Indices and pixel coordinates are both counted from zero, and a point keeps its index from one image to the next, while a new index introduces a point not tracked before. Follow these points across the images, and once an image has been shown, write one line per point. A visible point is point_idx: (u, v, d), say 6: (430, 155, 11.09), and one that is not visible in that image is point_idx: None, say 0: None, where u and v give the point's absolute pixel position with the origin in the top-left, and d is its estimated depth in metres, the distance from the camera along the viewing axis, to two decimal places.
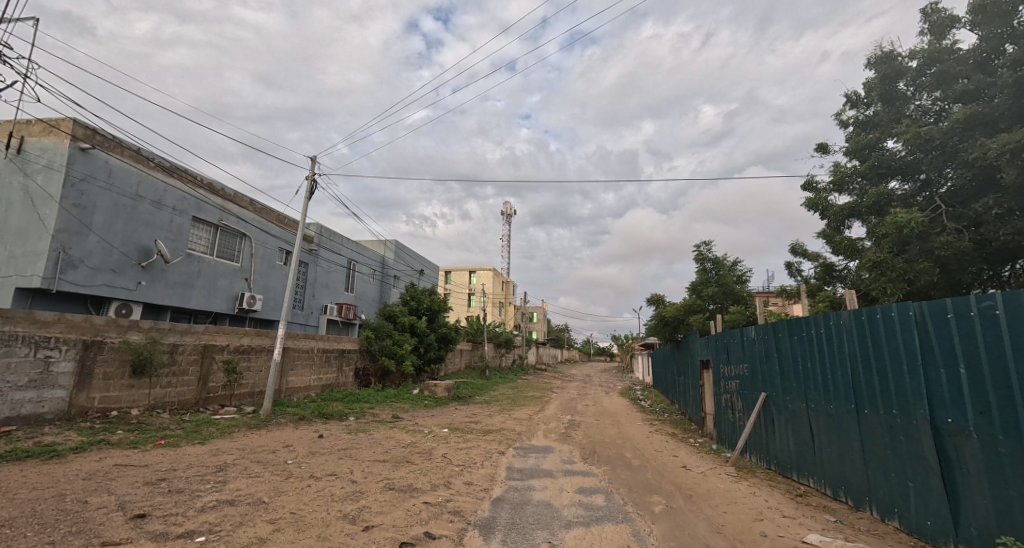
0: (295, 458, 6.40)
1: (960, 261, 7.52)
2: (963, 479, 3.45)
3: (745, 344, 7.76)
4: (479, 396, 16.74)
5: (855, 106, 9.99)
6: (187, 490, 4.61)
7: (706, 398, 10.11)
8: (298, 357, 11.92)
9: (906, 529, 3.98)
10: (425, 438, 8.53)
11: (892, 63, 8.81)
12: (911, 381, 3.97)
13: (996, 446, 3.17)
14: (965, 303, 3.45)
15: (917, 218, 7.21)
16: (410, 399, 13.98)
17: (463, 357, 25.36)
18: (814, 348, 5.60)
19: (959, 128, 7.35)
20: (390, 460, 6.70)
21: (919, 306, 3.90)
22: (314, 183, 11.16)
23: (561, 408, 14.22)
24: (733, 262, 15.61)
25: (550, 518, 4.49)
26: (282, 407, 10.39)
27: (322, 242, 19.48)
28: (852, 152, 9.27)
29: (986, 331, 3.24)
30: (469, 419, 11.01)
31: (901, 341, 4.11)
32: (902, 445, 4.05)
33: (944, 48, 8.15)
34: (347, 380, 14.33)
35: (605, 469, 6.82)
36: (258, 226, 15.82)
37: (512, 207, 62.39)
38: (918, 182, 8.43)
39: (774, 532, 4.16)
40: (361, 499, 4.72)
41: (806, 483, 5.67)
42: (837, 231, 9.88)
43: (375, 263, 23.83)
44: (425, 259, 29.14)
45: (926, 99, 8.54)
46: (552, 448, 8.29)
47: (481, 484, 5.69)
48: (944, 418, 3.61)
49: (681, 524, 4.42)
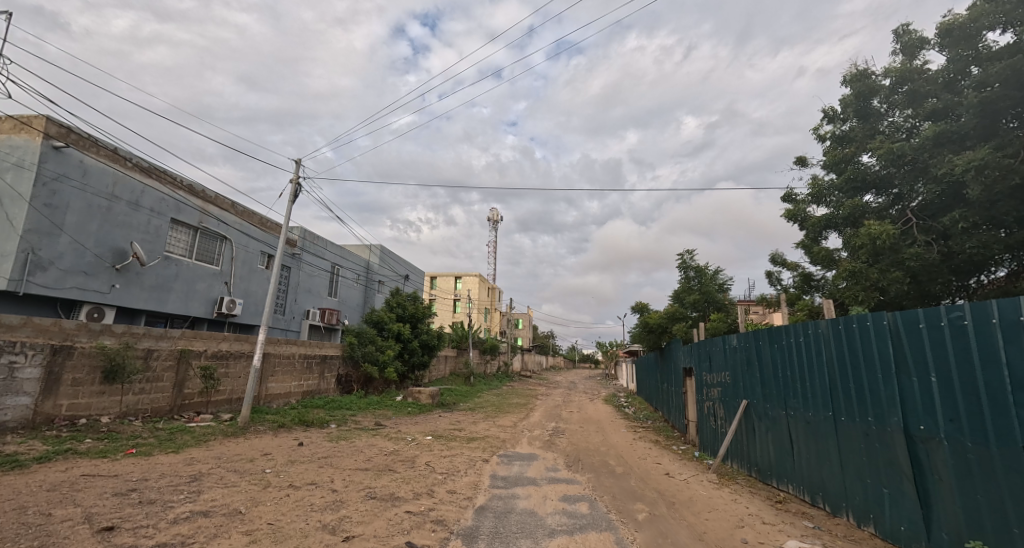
0: (273, 467, 6.25)
1: (930, 272, 7.75)
2: (934, 485, 3.55)
3: (726, 351, 7.91)
4: (463, 402, 16.64)
5: (831, 121, 10.34)
6: (159, 501, 4.45)
7: (689, 405, 10.25)
8: (279, 363, 11.68)
9: (880, 534, 4.07)
10: (407, 446, 8.41)
11: (866, 81, 9.17)
12: (886, 389, 4.08)
13: (965, 452, 3.28)
14: (935, 313, 3.57)
15: (889, 230, 7.48)
16: (393, 406, 13.83)
17: (447, 363, 25.13)
18: (794, 357, 5.72)
19: (929, 145, 7.61)
20: (371, 468, 6.60)
21: (893, 316, 4.03)
22: (299, 186, 11.00)
23: (546, 415, 14.20)
24: (714, 271, 15.55)
25: (534, 526, 4.47)
26: (261, 414, 10.12)
27: (305, 246, 19.19)
28: (830, 165, 9.63)
29: (954, 340, 3.37)
30: (453, 427, 10.91)
31: (877, 350, 4.23)
32: (877, 451, 4.16)
33: (914, 68, 8.53)
34: (328, 386, 14.01)
35: (589, 477, 6.83)
36: (239, 228, 15.46)
37: (499, 214, 62.74)
38: (891, 196, 8.73)
39: (754, 539, 4.21)
40: (341, 509, 4.62)
41: (785, 489, 5.77)
42: (815, 242, 10.18)
43: (359, 268, 23.56)
44: (410, 265, 28.96)
45: (898, 116, 8.89)
46: (536, 455, 8.27)
47: (464, 492, 5.65)
48: (916, 425, 3.72)
49: (663, 532, 4.45)
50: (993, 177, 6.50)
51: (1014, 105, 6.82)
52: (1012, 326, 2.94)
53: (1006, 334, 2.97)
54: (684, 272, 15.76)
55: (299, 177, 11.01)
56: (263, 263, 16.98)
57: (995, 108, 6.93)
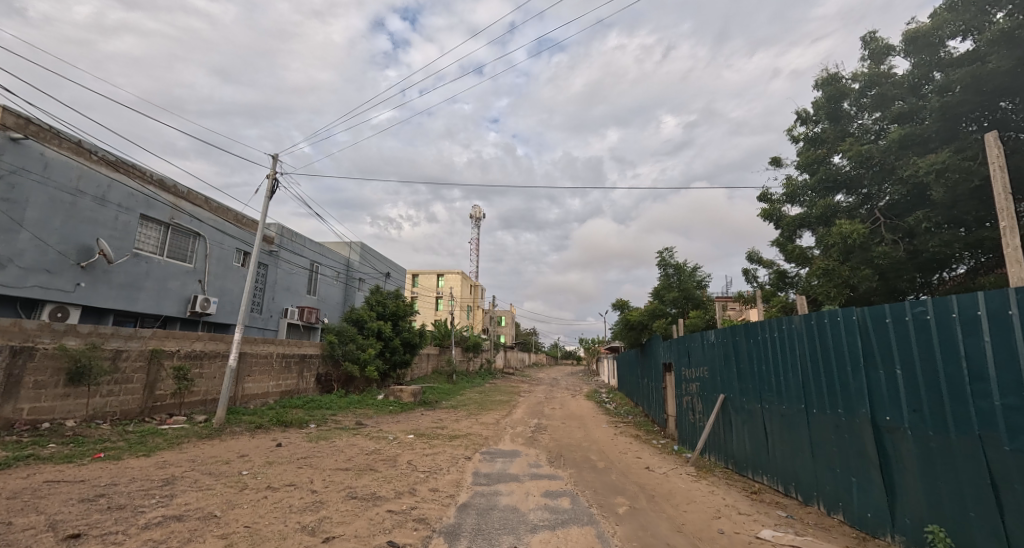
0: (250, 469, 6.11)
1: (896, 269, 8.05)
2: (899, 473, 3.70)
3: (705, 347, 8.05)
4: (445, 400, 16.56)
5: (804, 123, 10.63)
6: (129, 506, 4.31)
7: (668, 400, 10.43)
8: (256, 363, 11.39)
9: (849, 522, 4.23)
10: (389, 445, 8.33)
11: (837, 84, 9.46)
12: (855, 381, 4.24)
13: (928, 441, 3.43)
14: (900, 309, 3.72)
15: (859, 229, 7.76)
16: (374, 405, 13.66)
17: (429, 361, 24.98)
18: (770, 351, 5.87)
19: (895, 147, 7.89)
20: (352, 468, 6.52)
21: (861, 312, 4.19)
22: (276, 182, 10.74)
23: (528, 412, 14.29)
24: (693, 268, 15.79)
25: (517, 522, 4.50)
26: (237, 415, 9.87)
27: (283, 243, 18.76)
28: (803, 166, 9.91)
29: (918, 334, 3.52)
30: (435, 425, 10.86)
31: (846, 345, 4.38)
32: (847, 441, 4.32)
33: (881, 73, 8.85)
34: (308, 386, 13.75)
35: (571, 472, 6.91)
36: (213, 225, 15.02)
37: (481, 211, 62.66)
38: (861, 196, 9.05)
39: (731, 529, 4.33)
40: (321, 509, 4.56)
41: (760, 480, 5.94)
42: (790, 240, 10.46)
43: (338, 266, 23.16)
44: (391, 262, 28.66)
45: (866, 119, 9.22)
46: (518, 452, 8.31)
47: (447, 490, 5.63)
48: (883, 416, 3.87)
49: (644, 525, 4.52)
50: (953, 180, 6.72)
51: (973, 110, 6.93)
52: (970, 320, 3.10)
53: (965, 327, 3.14)
54: (664, 269, 15.96)
55: (277, 173, 10.75)
56: (239, 261, 16.53)
57: (956, 113, 7.05)
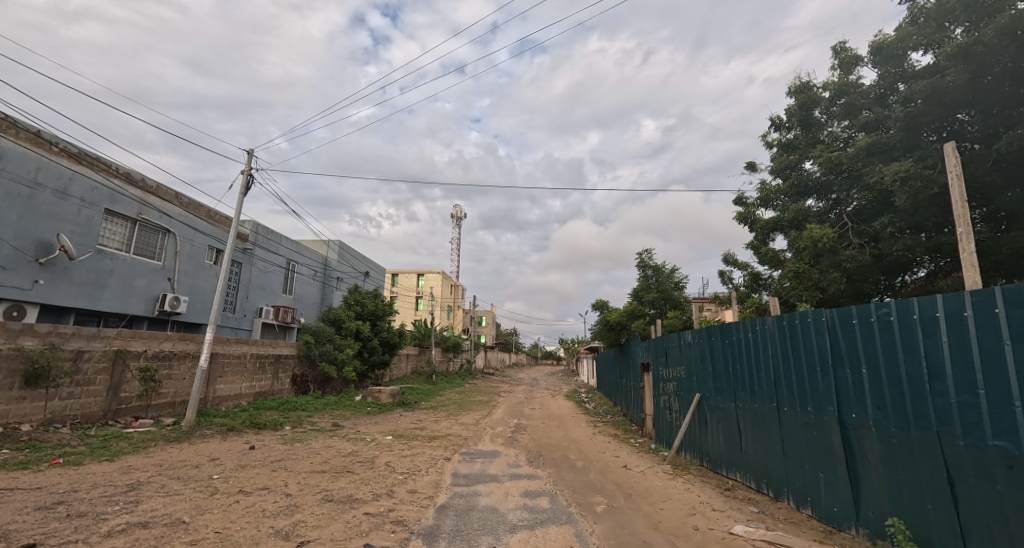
0: (221, 473, 5.92)
1: (863, 273, 8.37)
2: (863, 468, 3.85)
3: (682, 347, 8.20)
4: (424, 401, 16.43)
5: (778, 129, 10.96)
6: (90, 513, 4.13)
7: (646, 400, 10.61)
8: (229, 363, 11.07)
9: (817, 516, 4.38)
10: (366, 446, 8.21)
11: (809, 93, 9.78)
12: (823, 380, 4.39)
13: (890, 438, 3.58)
14: (866, 311, 3.88)
15: (828, 233, 8.05)
16: (352, 406, 13.45)
17: (409, 362, 24.74)
18: (744, 351, 6.02)
19: (862, 155, 8.19)
20: (329, 470, 6.40)
21: (830, 313, 4.34)
22: (251, 178, 10.46)
23: (508, 412, 14.30)
24: (671, 270, 16.08)
25: (496, 522, 4.50)
26: (208, 417, 9.57)
27: (258, 240, 18.29)
28: (776, 171, 10.22)
29: (882, 335, 3.68)
30: (414, 426, 10.76)
31: (816, 345, 4.54)
32: (815, 438, 4.47)
33: (849, 83, 9.20)
34: (283, 387, 13.43)
35: (550, 472, 6.95)
36: (183, 221, 14.53)
37: (462, 211, 62.45)
38: (830, 201, 9.40)
39: (705, 526, 4.43)
40: (296, 513, 4.45)
41: (733, 477, 6.09)
42: (764, 243, 10.75)
43: (316, 264, 22.71)
44: (371, 261, 28.28)
45: (836, 127, 9.57)
46: (498, 452, 8.31)
47: (426, 491, 5.59)
48: (850, 413, 4.02)
49: (622, 523, 4.58)
50: (915, 187, 6.99)
51: (933, 120, 7.23)
52: (930, 321, 3.26)
53: (924, 328, 3.29)
54: (643, 271, 16.20)
55: (251, 168, 10.46)
56: (211, 259, 16.04)
57: (917, 123, 7.34)
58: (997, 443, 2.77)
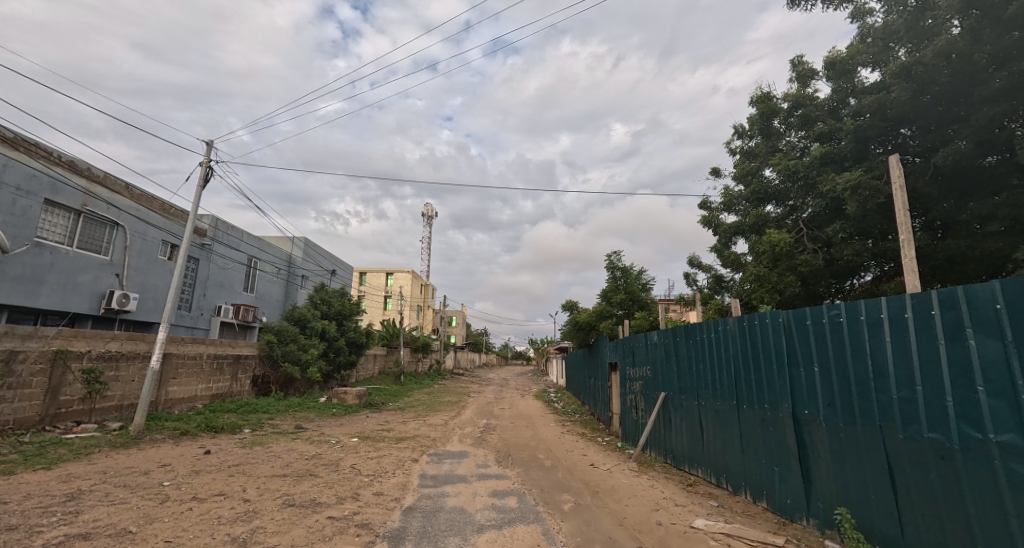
0: (173, 479, 5.63)
1: (816, 276, 8.80)
2: (814, 462, 4.06)
3: (648, 347, 8.40)
4: (392, 402, 16.15)
5: (740, 137, 11.40)
6: (23, 526, 3.83)
7: (613, 399, 10.82)
8: (183, 364, 10.53)
9: (772, 508, 4.58)
10: (331, 449, 8.00)
11: (768, 103, 10.23)
12: (779, 378, 4.60)
13: (838, 432, 3.79)
14: (819, 312, 4.09)
15: (785, 238, 8.44)
16: (316, 407, 13.06)
17: (376, 362, 24.27)
18: (707, 350, 6.23)
19: (817, 164, 8.63)
20: (290, 474, 6.19)
21: (786, 314, 4.56)
22: (210, 169, 9.99)
23: (477, 412, 14.24)
24: (640, 272, 16.42)
25: (463, 523, 4.47)
26: (159, 421, 9.07)
27: (217, 236, 17.48)
28: (739, 177, 10.64)
29: (833, 335, 3.89)
30: (381, 427, 10.56)
31: (773, 344, 4.75)
32: (771, 434, 4.67)
33: (806, 95, 9.69)
34: (242, 389, 12.88)
35: (519, 471, 6.97)
36: (134, 213, 13.71)
37: (433, 210, 61.84)
38: (787, 207, 9.88)
39: (668, 521, 4.55)
40: (255, 520, 4.28)
41: (695, 473, 6.29)
42: (726, 247, 11.16)
43: (279, 262, 21.94)
44: (338, 259, 27.57)
45: (793, 136, 10.06)
46: (466, 453, 8.26)
47: (392, 493, 5.49)
48: (802, 410, 4.23)
49: (588, 520, 4.65)
50: (864, 196, 7.40)
51: (880, 134, 7.70)
52: (875, 321, 3.47)
53: (870, 329, 3.51)
54: (611, 272, 16.49)
55: (211, 160, 10.00)
56: (165, 254, 15.21)
57: (865, 135, 7.80)
58: (931, 435, 2.99)
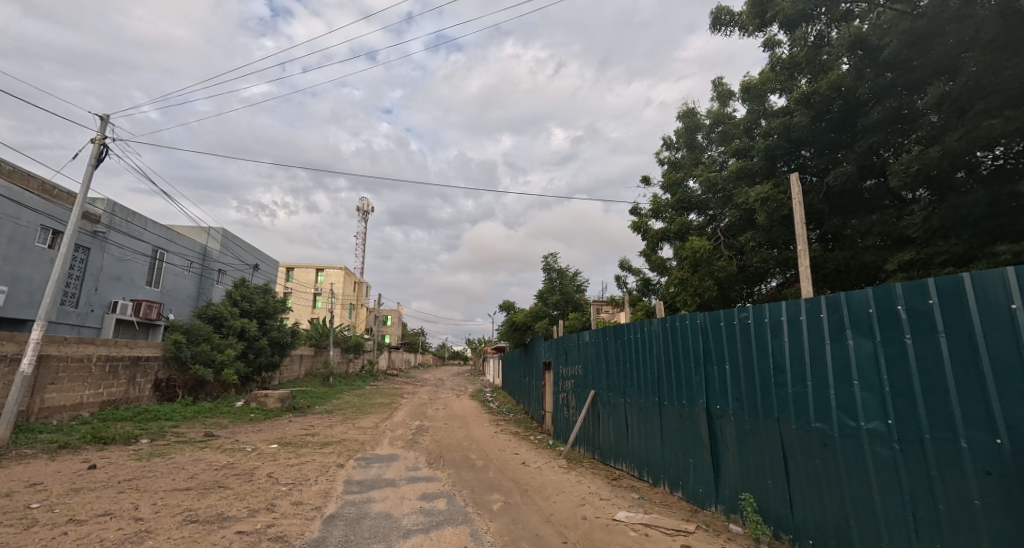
0: (45, 500, 4.90)
1: (731, 281, 9.56)
2: (723, 453, 4.39)
3: (580, 347, 8.66)
4: (318, 405, 15.32)
5: (668, 148, 12.11)
6: None
7: (546, 398, 11.05)
8: (66, 367, 9.26)
9: (686, 497, 4.89)
10: (245, 457, 7.41)
11: (693, 119, 10.97)
12: (695, 376, 4.93)
13: (744, 424, 4.12)
14: (731, 314, 4.43)
15: (705, 246, 9.10)
16: (231, 412, 12.06)
17: (302, 363, 22.96)
18: (633, 350, 6.54)
19: (733, 178, 9.36)
20: (195, 487, 5.64)
21: (703, 316, 4.90)
22: (105, 147, 8.87)
23: (410, 413, 13.89)
24: (574, 273, 16.96)
25: (388, 529, 4.32)
26: (32, 433, 7.88)
27: (113, 223, 15.59)
28: (666, 187, 11.31)
29: (742, 335, 4.23)
30: (304, 432, 9.96)
31: (691, 344, 5.08)
32: (687, 428, 4.99)
33: (725, 114, 10.51)
34: (142, 394, 11.57)
35: (449, 472, 6.88)
36: (4, 193, 11.82)
37: (370, 204, 59.62)
38: (708, 217, 10.67)
39: (592, 514, 4.71)
40: (147, 540, 3.84)
41: (620, 467, 6.57)
42: (654, 252, 11.81)
43: (191, 254, 20.03)
44: (261, 253, 25.73)
45: (713, 151, 10.87)
46: (396, 456, 8.02)
47: (312, 502, 5.19)
48: (715, 405, 4.56)
49: (516, 519, 4.68)
50: (771, 208, 8.13)
51: (785, 154, 8.46)
52: (776, 323, 3.82)
53: (772, 330, 3.86)
54: (547, 273, 16.89)
55: (106, 138, 8.88)
56: (45, 241, 13.30)
57: (772, 155, 8.54)
58: (818, 425, 3.33)
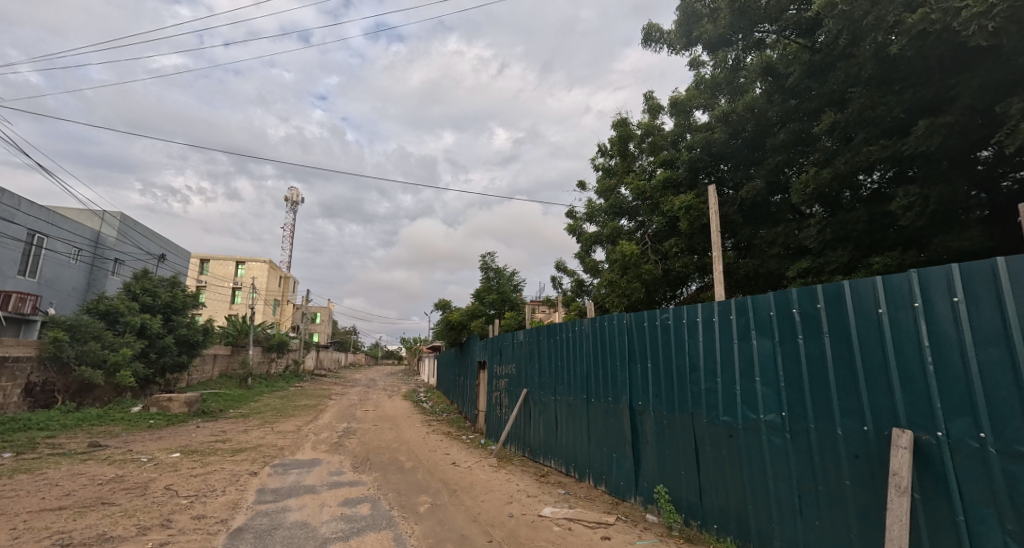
0: None
1: (657, 283, 10.11)
2: (642, 447, 4.59)
3: (514, 346, 8.72)
4: (233, 409, 14.15)
5: (602, 155, 12.56)
6: None
7: (479, 397, 11.03)
8: None
9: (609, 491, 5.07)
10: (139, 469, 6.64)
11: (626, 128, 11.46)
12: (620, 373, 5.13)
13: (662, 419, 4.34)
14: (653, 315, 4.65)
15: (634, 250, 9.56)
16: (126, 419, 10.80)
17: (217, 364, 21.16)
18: (564, 349, 6.68)
19: (660, 187, 9.89)
20: (72, 505, 4.95)
21: (629, 316, 5.10)
22: None
23: (336, 416, 13.24)
24: (511, 273, 17.12)
25: (304, 539, 4.05)
26: None
27: None
28: (600, 192, 11.73)
29: (663, 335, 4.46)
30: (213, 439, 9.13)
31: (617, 343, 5.28)
32: (612, 423, 5.18)
33: (654, 126, 11.09)
34: (9, 400, 9.98)
35: (375, 476, 6.62)
36: None
37: (300, 195, 56.24)
38: (637, 222, 11.19)
39: (519, 512, 4.73)
40: None
41: (549, 464, 6.69)
42: (587, 254, 12.19)
43: (79, 241, 17.69)
44: (168, 242, 23.34)
45: (643, 161, 11.43)
46: (318, 460, 7.59)
47: (218, 515, 4.76)
48: (637, 401, 4.76)
49: (442, 520, 4.59)
50: (693, 216, 8.69)
51: (706, 166, 9.05)
52: (692, 323, 4.07)
53: (689, 330, 4.10)
54: (483, 272, 16.89)
55: None
56: None
57: (694, 166, 9.11)
58: (725, 418, 3.58)
